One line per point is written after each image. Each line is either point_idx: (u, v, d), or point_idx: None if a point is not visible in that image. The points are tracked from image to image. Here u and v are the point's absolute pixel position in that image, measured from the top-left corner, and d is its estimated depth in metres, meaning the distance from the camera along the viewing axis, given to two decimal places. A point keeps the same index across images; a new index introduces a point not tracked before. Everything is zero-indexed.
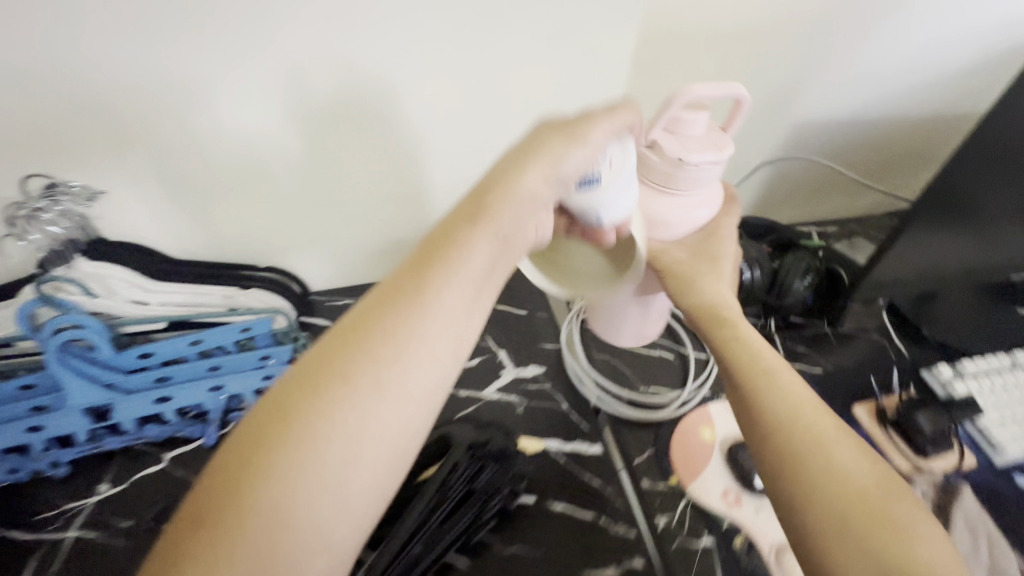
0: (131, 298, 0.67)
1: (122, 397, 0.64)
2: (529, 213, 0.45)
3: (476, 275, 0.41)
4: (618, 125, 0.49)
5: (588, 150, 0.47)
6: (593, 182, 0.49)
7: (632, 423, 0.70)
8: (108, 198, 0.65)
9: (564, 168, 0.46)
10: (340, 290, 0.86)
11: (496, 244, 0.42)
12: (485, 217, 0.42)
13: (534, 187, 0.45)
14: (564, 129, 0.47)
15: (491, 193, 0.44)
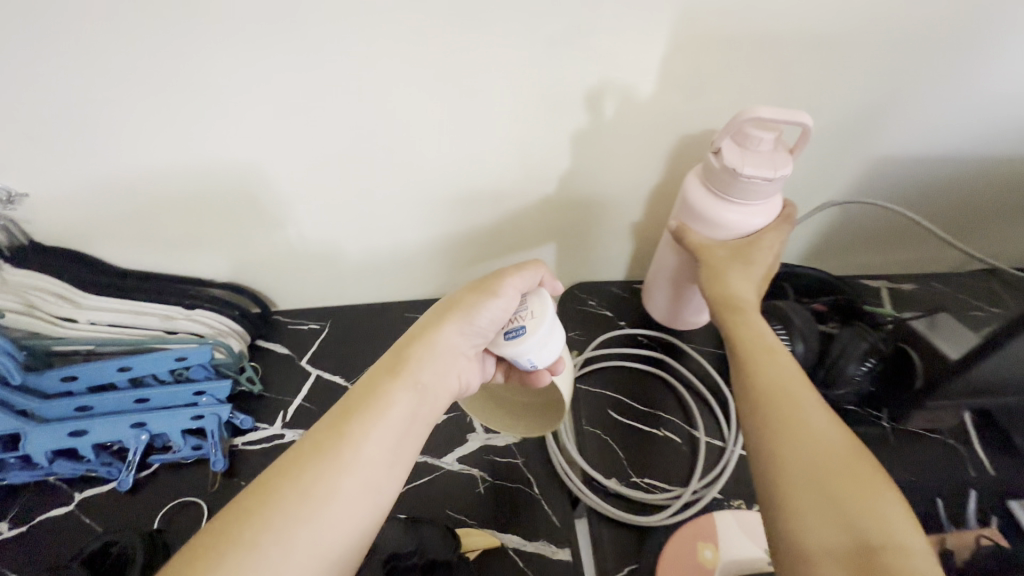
0: (60, 314, 0.61)
1: (33, 427, 0.57)
2: (452, 365, 0.47)
3: (398, 425, 0.42)
4: (531, 280, 0.49)
5: (502, 301, 0.47)
6: (519, 332, 0.46)
7: (613, 525, 0.57)
8: (32, 201, 0.59)
9: (476, 324, 0.47)
10: (307, 312, 0.76)
11: (415, 397, 0.43)
12: (406, 370, 0.44)
13: (452, 343, 0.47)
14: (477, 287, 0.47)
15: (408, 351, 0.46)
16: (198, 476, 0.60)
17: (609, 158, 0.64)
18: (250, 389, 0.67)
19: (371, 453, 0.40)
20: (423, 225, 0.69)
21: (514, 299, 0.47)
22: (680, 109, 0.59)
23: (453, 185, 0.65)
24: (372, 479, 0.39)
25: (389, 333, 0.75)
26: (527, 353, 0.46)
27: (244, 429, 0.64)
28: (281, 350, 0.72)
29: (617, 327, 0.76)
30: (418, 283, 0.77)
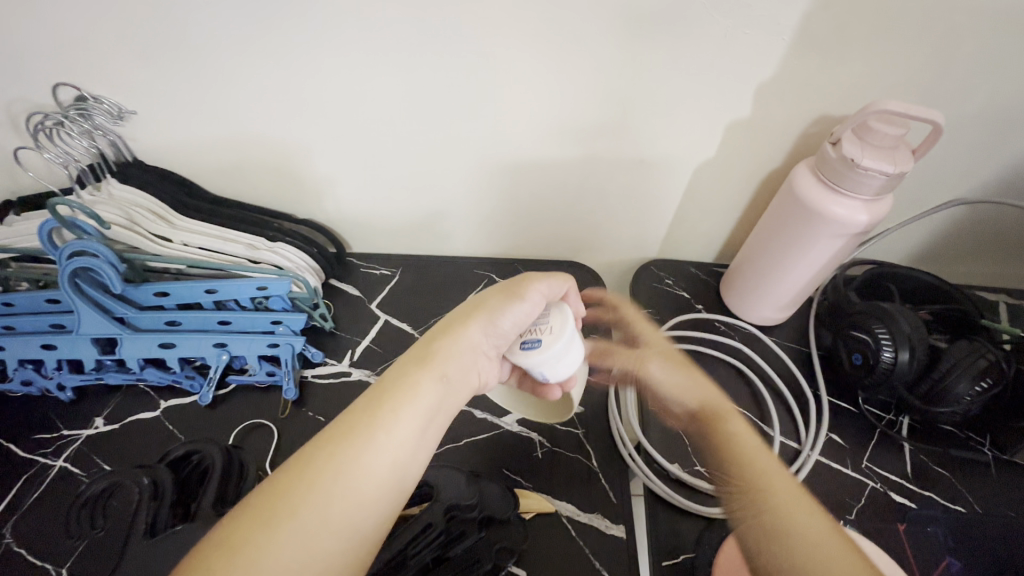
0: (155, 232, 0.62)
1: (128, 334, 0.61)
2: (475, 362, 0.44)
3: (426, 408, 0.39)
4: (555, 291, 0.48)
5: (526, 306, 0.45)
6: (535, 344, 0.45)
7: (671, 511, 0.56)
8: (137, 118, 0.60)
9: (500, 326, 0.45)
10: (380, 258, 0.77)
11: (442, 385, 0.40)
12: (435, 360, 0.41)
13: (477, 339, 0.44)
14: (503, 290, 0.46)
15: (432, 341, 0.42)
16: (270, 401, 0.63)
17: (715, 126, 0.59)
18: (322, 325, 0.68)
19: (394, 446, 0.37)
20: (505, 180, 0.67)
21: (537, 307, 0.46)
22: (807, 77, 0.53)
23: (544, 142, 0.62)
24: (392, 475, 0.36)
25: (457, 288, 0.74)
26: (541, 365, 0.45)
27: (314, 362, 0.66)
28: (353, 291, 0.73)
29: (693, 309, 0.72)
30: (491, 240, 0.76)
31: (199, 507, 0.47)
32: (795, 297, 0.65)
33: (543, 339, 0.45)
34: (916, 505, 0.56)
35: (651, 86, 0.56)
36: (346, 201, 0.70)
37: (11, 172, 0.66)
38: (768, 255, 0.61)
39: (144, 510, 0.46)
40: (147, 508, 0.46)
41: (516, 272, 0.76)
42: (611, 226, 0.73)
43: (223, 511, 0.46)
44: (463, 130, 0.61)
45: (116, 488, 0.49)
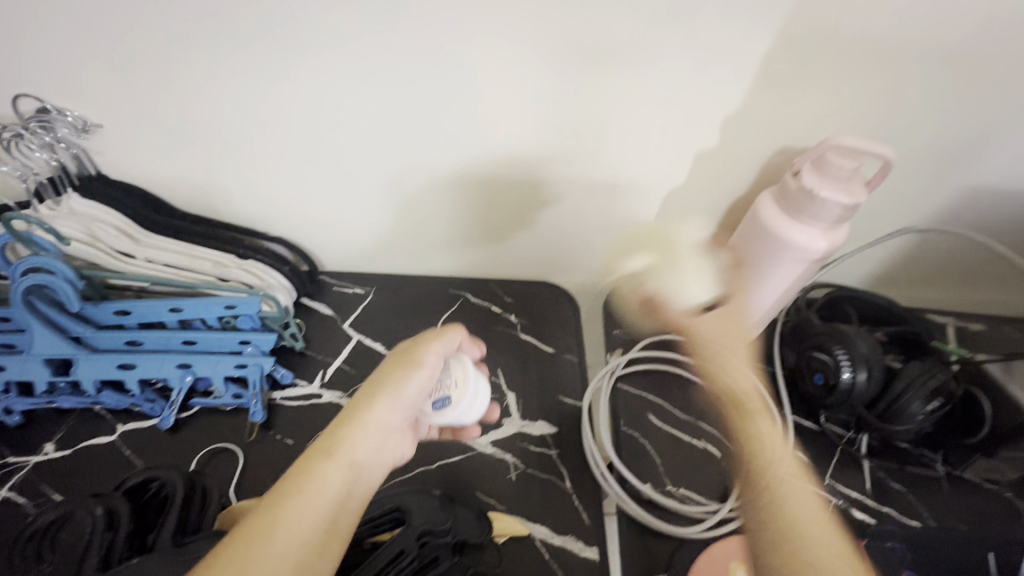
0: (118, 249, 0.61)
1: (85, 355, 0.59)
2: (384, 440, 0.43)
3: (328, 506, 0.37)
4: (450, 345, 0.48)
5: (426, 372, 0.45)
6: (444, 402, 0.48)
7: (644, 531, 0.56)
8: (103, 132, 0.59)
9: (405, 397, 0.44)
10: (353, 277, 0.76)
11: (348, 475, 0.39)
12: (340, 448, 0.40)
13: (385, 416, 0.43)
14: (401, 360, 0.45)
15: (335, 425, 0.41)
16: (236, 424, 0.61)
17: (685, 154, 0.62)
18: (293, 345, 0.67)
19: (301, 528, 0.35)
20: (481, 201, 0.68)
21: (437, 369, 0.46)
22: (770, 111, 0.56)
23: (520, 165, 0.63)
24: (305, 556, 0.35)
25: (431, 308, 0.74)
26: (454, 417, 0.49)
27: (284, 384, 0.64)
28: (325, 310, 0.72)
29: (664, 330, 0.74)
30: (466, 260, 0.76)
31: (159, 536, 0.45)
32: (760, 319, 0.67)
33: (451, 395, 0.48)
34: (876, 521, 0.58)
35: (624, 114, 0.58)
36: (318, 219, 0.70)
37: None
38: (737, 279, 0.63)
39: (97, 539, 0.43)
40: (102, 536, 0.43)
41: (491, 292, 0.76)
42: (585, 249, 0.75)
43: (184, 541, 0.44)
44: (441, 151, 0.62)
45: (62, 519, 0.46)
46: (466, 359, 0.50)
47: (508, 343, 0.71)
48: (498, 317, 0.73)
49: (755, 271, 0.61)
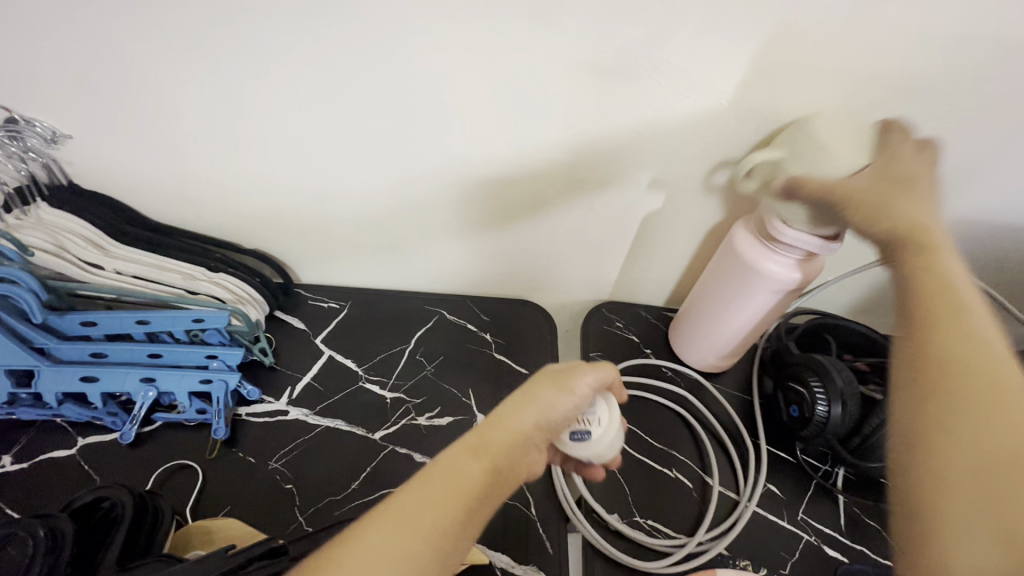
0: (85, 259, 0.60)
1: (47, 366, 0.58)
2: (527, 452, 0.40)
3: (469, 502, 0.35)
4: (602, 380, 0.46)
5: (575, 399, 0.44)
6: (584, 436, 0.46)
7: (609, 563, 0.55)
8: (74, 142, 0.58)
9: (552, 418, 0.42)
10: (330, 290, 0.75)
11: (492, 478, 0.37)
12: (490, 449, 0.38)
13: (530, 433, 0.41)
14: (553, 379, 0.44)
15: (490, 426, 0.40)
16: (198, 440, 0.60)
17: (660, 178, 0.61)
18: (262, 360, 0.66)
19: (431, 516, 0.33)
20: (457, 217, 0.67)
21: (584, 398, 0.44)
22: (743, 140, 0.56)
23: (497, 186, 0.63)
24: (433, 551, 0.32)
25: (407, 324, 0.73)
26: (586, 453, 0.47)
27: (250, 399, 0.63)
28: (298, 324, 0.71)
29: (641, 354, 0.73)
30: (443, 276, 0.75)
31: (102, 560, 0.44)
32: (738, 345, 0.66)
33: (592, 431, 0.46)
34: (848, 559, 0.57)
35: (597, 137, 0.57)
36: (294, 232, 0.69)
37: None
38: (713, 310, 0.63)
39: (39, 557, 0.42)
40: (45, 554, 0.42)
41: (468, 309, 0.75)
42: (564, 268, 0.74)
43: (128, 564, 0.43)
44: (415, 168, 0.61)
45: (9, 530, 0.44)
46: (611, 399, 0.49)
47: (482, 362, 0.70)
48: (474, 335, 0.72)
49: (729, 295, 0.60)
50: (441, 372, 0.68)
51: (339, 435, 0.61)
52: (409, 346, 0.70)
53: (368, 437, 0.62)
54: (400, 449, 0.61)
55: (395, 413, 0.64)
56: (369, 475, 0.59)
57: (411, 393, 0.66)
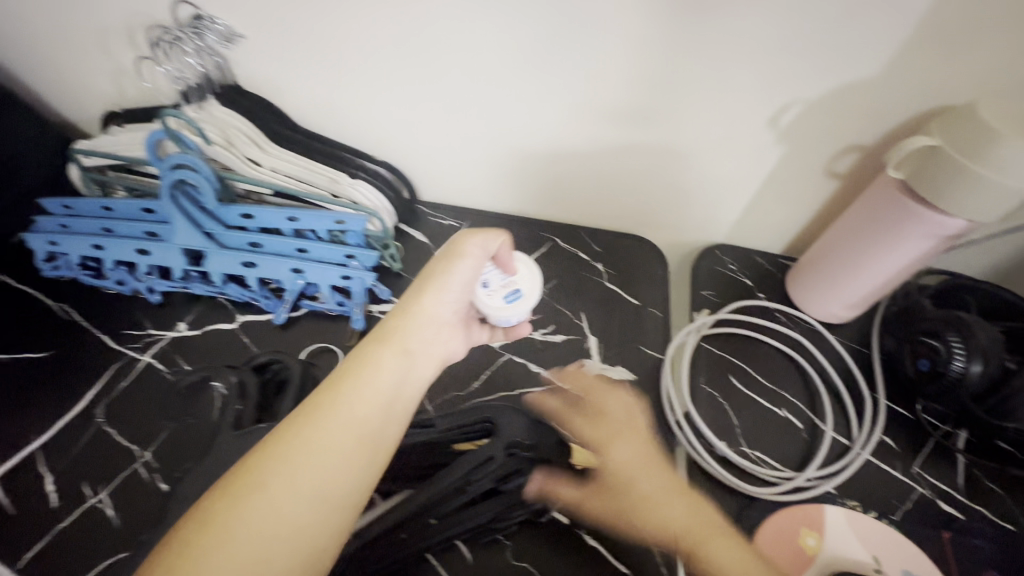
0: (247, 156, 0.66)
1: (216, 249, 0.65)
2: (432, 333, 0.47)
3: (380, 395, 0.41)
4: (492, 245, 0.50)
5: (469, 265, 0.48)
6: (515, 295, 0.51)
7: (715, 485, 0.57)
8: (244, 43, 0.62)
9: (449, 292, 0.48)
10: (449, 209, 0.78)
11: (402, 361, 0.43)
12: (395, 338, 0.44)
13: (429, 314, 0.46)
14: (446, 254, 0.49)
15: (387, 324, 0.45)
16: (338, 329, 0.66)
17: (816, 110, 0.58)
18: (391, 266, 0.70)
19: (359, 404, 0.39)
20: (586, 142, 0.67)
21: (477, 262, 0.49)
22: (919, 75, 0.52)
23: (636, 107, 0.62)
24: (369, 434, 0.39)
25: (521, 247, 0.75)
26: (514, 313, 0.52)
27: (382, 299, 0.68)
28: (420, 237, 0.75)
29: (755, 297, 0.71)
30: (560, 204, 0.76)
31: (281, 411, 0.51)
32: (867, 295, 0.64)
33: (518, 284, 0.52)
34: (965, 517, 0.56)
35: (758, 57, 0.55)
36: (425, 148, 0.72)
37: (119, 82, 0.70)
38: (850, 262, 0.62)
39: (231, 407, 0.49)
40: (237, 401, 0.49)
41: (580, 239, 0.77)
42: (683, 206, 0.73)
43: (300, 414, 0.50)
44: (555, 86, 0.62)
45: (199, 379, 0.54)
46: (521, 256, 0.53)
47: (594, 290, 0.72)
48: (587, 263, 0.74)
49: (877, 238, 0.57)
50: (555, 294, 0.71)
51: None
52: None
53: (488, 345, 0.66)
54: (517, 359, 0.65)
55: None
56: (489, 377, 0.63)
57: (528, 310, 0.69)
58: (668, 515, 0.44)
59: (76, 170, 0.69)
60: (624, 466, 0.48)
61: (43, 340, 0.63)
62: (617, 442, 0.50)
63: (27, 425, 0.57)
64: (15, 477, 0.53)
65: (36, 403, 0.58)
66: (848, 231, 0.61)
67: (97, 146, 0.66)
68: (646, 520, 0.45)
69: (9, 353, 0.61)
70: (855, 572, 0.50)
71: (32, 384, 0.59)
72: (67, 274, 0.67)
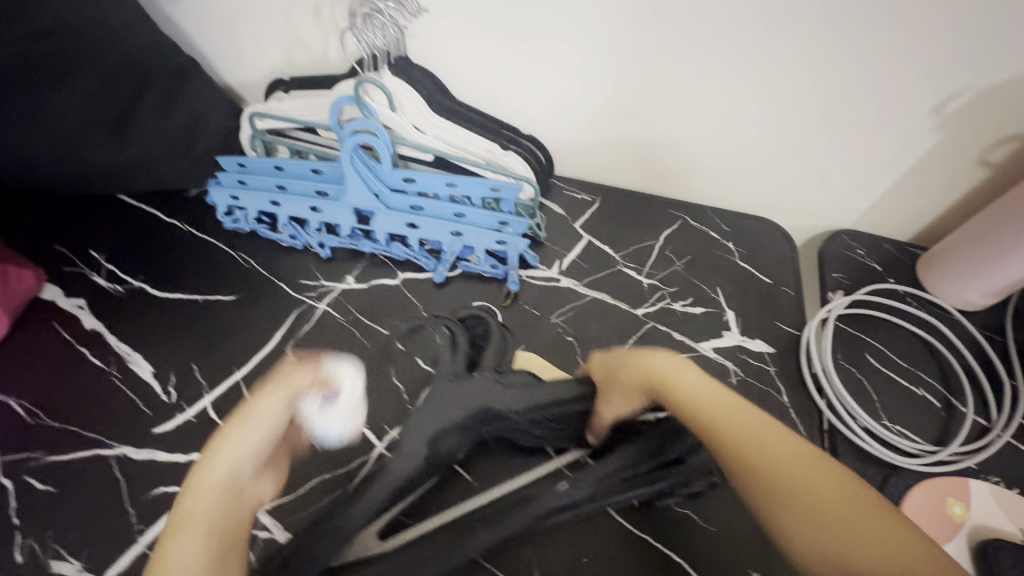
0: (414, 122, 0.69)
1: (382, 210, 0.69)
2: (244, 455, 0.41)
3: (201, 548, 0.35)
4: (303, 381, 0.48)
5: (273, 428, 0.43)
6: (327, 401, 0.50)
7: (858, 453, 0.60)
8: (426, 17, 0.67)
9: (264, 424, 0.43)
10: (582, 184, 0.82)
11: (218, 502, 0.38)
12: (196, 497, 0.38)
13: (249, 444, 0.41)
14: (239, 416, 0.43)
15: (189, 492, 0.39)
16: (492, 290, 0.71)
17: (984, 99, 0.59)
18: (536, 235, 0.74)
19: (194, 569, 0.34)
20: (731, 123, 0.70)
21: (280, 408, 0.44)
22: None
23: (791, 90, 0.65)
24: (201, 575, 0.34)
25: (653, 223, 0.79)
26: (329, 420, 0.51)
27: (529, 265, 0.73)
28: (556, 209, 0.79)
29: (886, 282, 0.73)
30: (692, 184, 0.79)
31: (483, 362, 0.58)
32: (1014, 285, 0.64)
33: (341, 395, 0.51)
34: None
35: (933, 44, 0.57)
36: (571, 123, 0.75)
37: (293, 52, 0.75)
38: (1006, 251, 0.62)
39: (445, 355, 0.58)
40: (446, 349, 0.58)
41: (708, 218, 0.79)
42: (816, 191, 0.75)
43: (500, 366, 0.58)
44: (712, 67, 0.65)
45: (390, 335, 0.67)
46: (344, 367, 0.52)
47: (725, 267, 0.75)
48: (717, 242, 0.77)
49: None
50: (689, 270, 0.74)
51: (606, 307, 0.70)
52: (658, 243, 0.77)
53: (631, 312, 0.70)
54: (660, 327, 0.69)
55: (651, 297, 0.72)
56: (636, 342, 0.68)
57: (665, 283, 0.73)
58: (684, 382, 0.44)
59: (248, 131, 0.74)
60: (617, 364, 0.51)
61: (228, 285, 0.70)
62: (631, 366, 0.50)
63: (229, 359, 0.63)
64: (225, 402, 0.60)
65: (233, 340, 0.65)
66: (1003, 219, 0.61)
67: (275, 111, 0.71)
68: (680, 394, 0.43)
69: (200, 295, 0.68)
70: (1006, 540, 0.53)
71: (225, 324, 0.66)
72: (245, 227, 0.73)
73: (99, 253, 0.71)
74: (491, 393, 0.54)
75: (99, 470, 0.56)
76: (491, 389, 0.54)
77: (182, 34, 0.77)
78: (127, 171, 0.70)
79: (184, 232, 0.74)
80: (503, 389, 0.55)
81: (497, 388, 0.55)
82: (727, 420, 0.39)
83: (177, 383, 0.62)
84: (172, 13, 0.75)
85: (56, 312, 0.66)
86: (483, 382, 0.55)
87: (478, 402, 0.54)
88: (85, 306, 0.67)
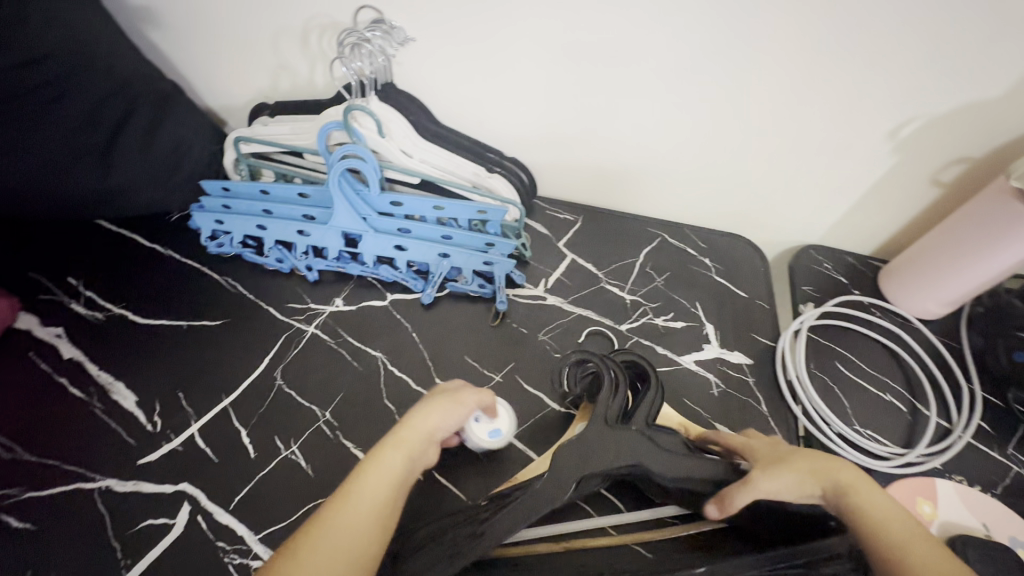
0: (400, 147, 0.70)
1: (370, 233, 0.70)
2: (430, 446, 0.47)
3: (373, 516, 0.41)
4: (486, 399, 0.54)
5: (468, 409, 0.50)
6: (498, 430, 0.58)
7: (833, 458, 0.63)
8: (413, 46, 0.69)
9: (461, 408, 0.50)
10: (564, 204, 0.85)
11: (408, 461, 0.45)
12: (407, 437, 0.46)
13: (451, 411, 0.49)
14: (454, 396, 0.51)
15: (402, 427, 0.47)
16: (481, 309, 0.72)
17: (934, 124, 0.65)
18: (522, 254, 0.76)
19: (348, 537, 0.39)
20: (707, 146, 0.74)
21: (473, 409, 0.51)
22: None
23: (761, 115, 0.69)
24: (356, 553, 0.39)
25: (633, 241, 0.82)
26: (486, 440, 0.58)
27: (516, 283, 0.75)
28: (540, 229, 0.82)
29: (851, 293, 0.78)
30: (671, 204, 0.83)
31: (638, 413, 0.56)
32: (966, 294, 0.69)
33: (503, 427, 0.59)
34: None
35: (889, 75, 0.62)
36: (554, 145, 0.78)
37: (278, 78, 0.76)
38: (957, 262, 0.67)
39: (607, 396, 0.55)
40: (606, 394, 0.55)
41: (685, 236, 0.83)
42: (785, 210, 0.79)
43: (651, 426, 0.55)
44: (690, 94, 0.68)
45: (384, 358, 0.67)
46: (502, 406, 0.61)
47: (703, 282, 0.78)
48: (694, 258, 0.80)
49: (982, 242, 0.63)
50: (669, 285, 0.77)
51: (592, 324, 0.72)
52: (639, 261, 0.79)
53: (616, 328, 0.72)
54: (644, 341, 0.72)
55: (634, 313, 0.74)
56: None
57: (647, 299, 0.76)
58: (863, 500, 0.43)
59: (232, 155, 0.74)
60: (786, 453, 0.49)
61: (215, 309, 0.69)
62: (795, 458, 0.48)
63: (217, 385, 0.63)
64: (214, 429, 0.59)
65: (220, 365, 0.64)
66: (956, 232, 0.66)
67: (260, 135, 0.72)
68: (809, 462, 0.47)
69: (185, 321, 0.68)
70: (972, 535, 0.57)
71: (212, 348, 0.66)
72: (229, 251, 0.73)
73: (78, 280, 0.70)
74: (643, 450, 0.51)
75: (81, 505, 0.54)
76: (642, 446, 0.51)
77: (165, 59, 0.77)
78: (109, 197, 0.69)
79: (166, 257, 0.73)
80: (657, 448, 0.51)
81: (648, 444, 0.51)
82: (916, 558, 0.39)
83: (162, 411, 0.60)
84: (155, 38, 0.75)
85: (32, 341, 0.64)
86: (635, 437, 0.52)
87: (629, 459, 0.51)
88: (63, 334, 0.65)
